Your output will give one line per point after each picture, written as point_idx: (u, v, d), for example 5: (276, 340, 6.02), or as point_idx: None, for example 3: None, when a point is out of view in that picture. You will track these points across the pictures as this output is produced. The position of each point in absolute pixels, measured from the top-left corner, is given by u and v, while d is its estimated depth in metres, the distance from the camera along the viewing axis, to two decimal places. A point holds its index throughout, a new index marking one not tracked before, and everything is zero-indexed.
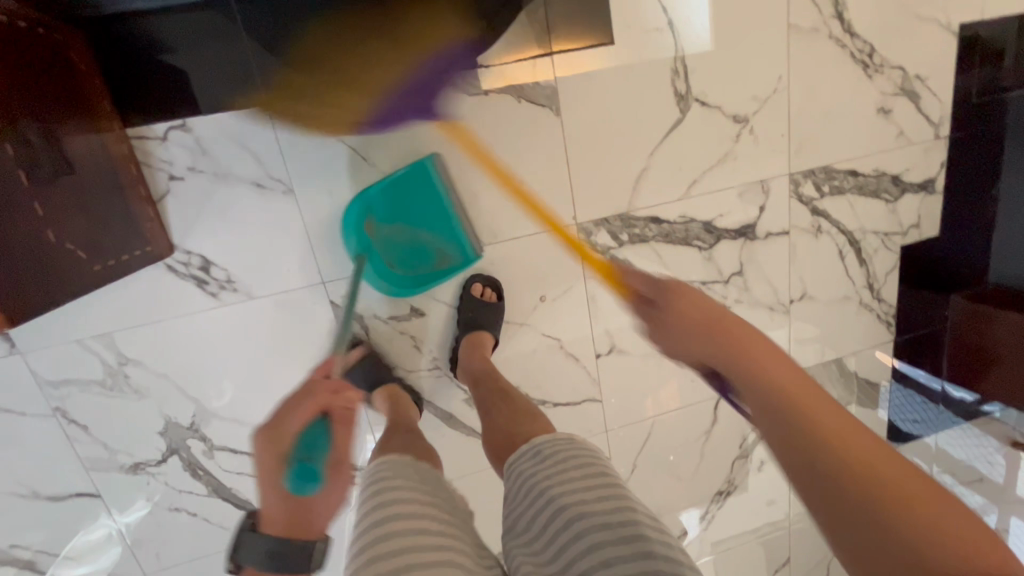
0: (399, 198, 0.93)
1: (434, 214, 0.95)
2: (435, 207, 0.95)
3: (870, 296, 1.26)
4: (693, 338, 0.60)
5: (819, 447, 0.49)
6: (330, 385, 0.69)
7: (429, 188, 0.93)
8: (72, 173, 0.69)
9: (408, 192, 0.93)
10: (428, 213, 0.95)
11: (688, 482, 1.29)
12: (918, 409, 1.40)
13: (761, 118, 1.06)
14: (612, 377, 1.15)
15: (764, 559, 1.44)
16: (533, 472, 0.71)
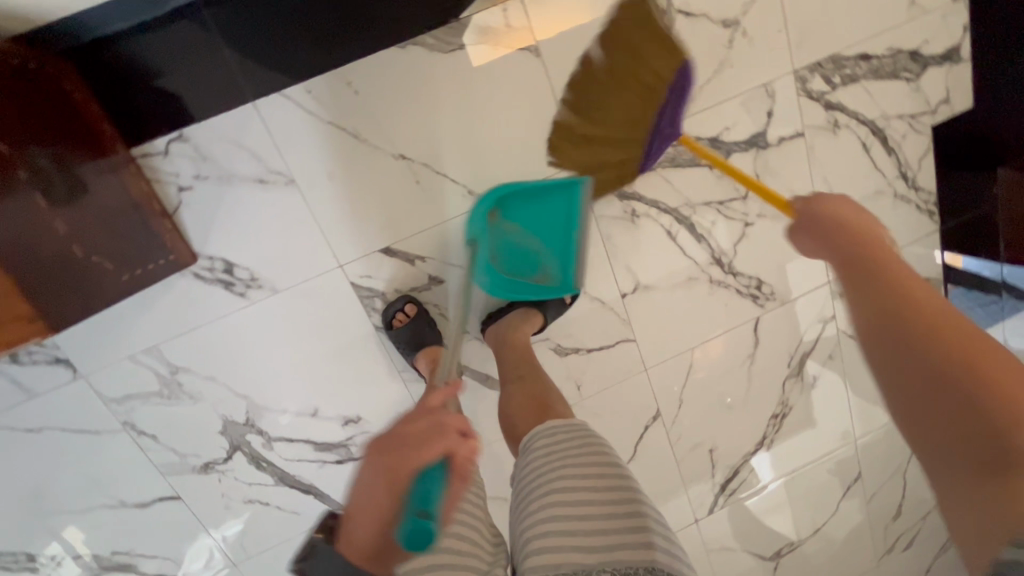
0: (533, 199, 0.97)
1: (555, 223, 0.98)
2: (555, 217, 0.97)
3: (905, 186, 1.19)
4: (887, 306, 0.54)
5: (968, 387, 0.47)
6: (459, 424, 0.54)
7: (560, 201, 0.96)
8: (87, 193, 0.74)
9: (542, 197, 0.96)
10: (548, 222, 0.98)
11: (740, 408, 1.27)
12: (971, 300, 1.30)
13: (752, 17, 1.00)
14: (641, 314, 1.13)
15: (835, 477, 1.40)
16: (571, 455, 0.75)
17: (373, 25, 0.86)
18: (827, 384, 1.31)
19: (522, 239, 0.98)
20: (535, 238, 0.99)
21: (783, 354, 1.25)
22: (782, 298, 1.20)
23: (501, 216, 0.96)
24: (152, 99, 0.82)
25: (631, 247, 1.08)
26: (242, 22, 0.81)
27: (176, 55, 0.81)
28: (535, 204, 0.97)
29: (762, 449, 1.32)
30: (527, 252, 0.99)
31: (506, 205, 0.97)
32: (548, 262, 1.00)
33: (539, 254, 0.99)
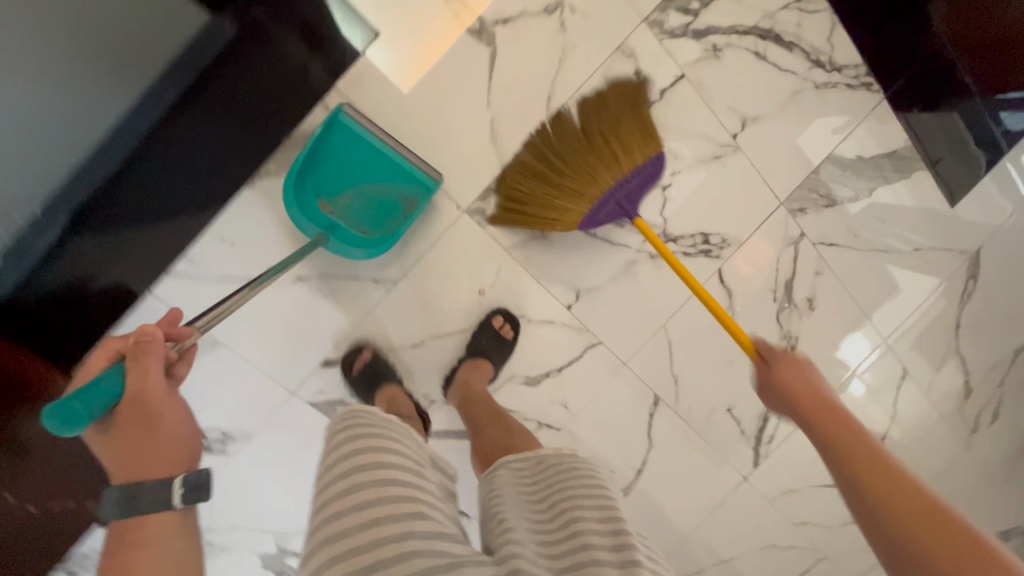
0: (337, 160, 0.94)
1: (371, 160, 0.95)
2: (363, 154, 0.95)
3: (823, 72, 1.07)
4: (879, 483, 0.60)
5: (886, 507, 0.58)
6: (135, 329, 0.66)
7: (352, 140, 0.93)
8: (30, 453, 0.87)
9: (342, 151, 0.94)
10: (366, 165, 0.95)
11: (742, 360, 1.21)
12: (953, 149, 1.16)
13: None
14: (596, 316, 1.11)
15: (875, 382, 1.33)
16: (558, 472, 0.71)
17: (214, 174, 0.89)
18: (826, 300, 1.22)
19: (365, 199, 0.97)
20: (373, 187, 0.97)
21: (766, 291, 1.18)
22: (737, 240, 1.13)
23: (329, 202, 0.96)
24: (74, 317, 0.88)
25: (555, 260, 1.06)
26: (136, 201, 0.87)
27: (94, 258, 0.87)
28: (341, 166, 0.95)
29: None
30: (380, 202, 0.97)
31: (324, 191, 0.95)
32: (400, 190, 0.97)
33: (386, 194, 0.97)
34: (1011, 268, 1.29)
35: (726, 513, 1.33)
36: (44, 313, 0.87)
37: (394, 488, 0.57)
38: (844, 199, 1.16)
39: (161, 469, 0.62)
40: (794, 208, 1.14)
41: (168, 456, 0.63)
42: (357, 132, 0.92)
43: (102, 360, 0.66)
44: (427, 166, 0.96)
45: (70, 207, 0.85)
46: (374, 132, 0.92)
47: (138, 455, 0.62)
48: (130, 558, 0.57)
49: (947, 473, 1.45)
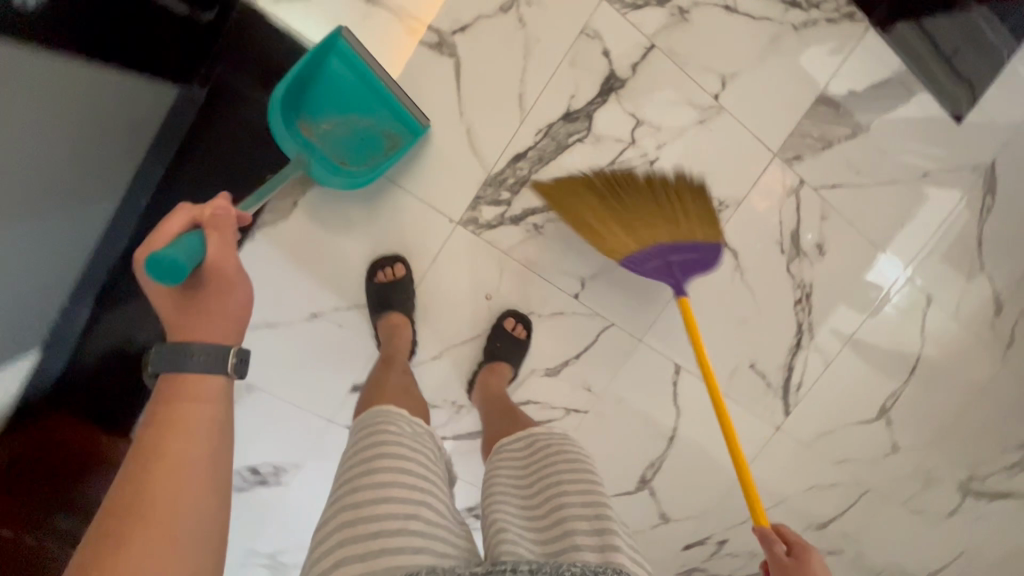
0: (323, 90, 0.89)
1: (362, 90, 0.90)
2: (354, 83, 0.89)
3: (799, 13, 1.03)
4: None
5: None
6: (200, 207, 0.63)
7: (344, 68, 0.87)
8: None
9: (330, 80, 0.88)
10: (354, 95, 0.90)
11: (758, 316, 1.22)
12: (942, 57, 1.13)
13: None
14: (604, 300, 1.12)
15: (898, 314, 1.31)
16: (555, 464, 0.74)
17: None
18: (836, 242, 1.21)
19: (348, 128, 0.91)
20: (360, 118, 0.91)
21: (771, 246, 1.17)
22: (735, 200, 1.11)
23: (311, 125, 0.89)
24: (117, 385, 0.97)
25: (555, 254, 1.07)
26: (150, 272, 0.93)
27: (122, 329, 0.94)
28: (327, 92, 0.89)
29: (804, 335, 1.26)
30: (364, 134, 0.92)
31: (306, 113, 0.89)
32: (387, 125, 0.93)
33: (371, 128, 0.92)
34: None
35: (763, 462, 1.36)
36: (89, 387, 0.95)
37: (385, 461, 0.62)
38: (841, 137, 1.12)
39: (217, 335, 0.59)
40: (790, 157, 1.11)
41: (229, 329, 0.60)
42: (354, 60, 0.87)
43: (177, 226, 0.61)
44: (417, 113, 0.93)
45: (92, 288, 0.89)
46: (371, 65, 0.88)
47: (199, 326, 0.58)
48: (184, 411, 0.54)
49: (985, 388, 1.44)
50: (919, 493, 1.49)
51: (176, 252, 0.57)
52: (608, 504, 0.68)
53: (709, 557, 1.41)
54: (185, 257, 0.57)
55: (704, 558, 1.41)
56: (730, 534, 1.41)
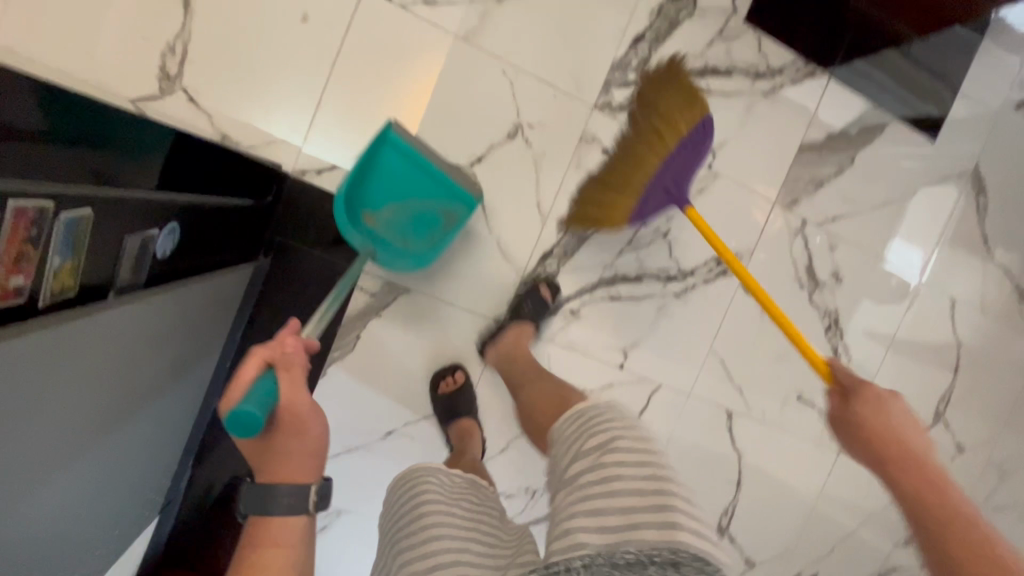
0: (387, 177, 0.95)
1: (419, 179, 0.96)
2: (412, 170, 0.95)
3: (766, 82, 1.15)
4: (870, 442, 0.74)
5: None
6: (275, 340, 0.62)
7: (403, 156, 0.94)
8: None
9: (392, 172, 0.95)
10: (414, 179, 0.96)
11: (794, 351, 1.28)
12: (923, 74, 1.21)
13: (526, 110, 1.05)
14: (649, 364, 1.20)
15: (929, 319, 1.36)
16: (589, 450, 0.70)
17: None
18: (849, 268, 1.29)
19: (405, 213, 0.98)
20: (414, 199, 0.97)
21: (791, 284, 1.25)
22: (747, 251, 1.20)
23: (371, 214, 0.97)
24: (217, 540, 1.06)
25: (595, 333, 1.16)
26: None
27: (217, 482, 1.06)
28: (388, 180, 0.96)
29: (842, 357, 1.32)
30: (421, 214, 0.99)
31: (367, 203, 0.97)
32: (445, 204, 0.99)
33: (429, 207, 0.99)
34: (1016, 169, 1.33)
35: (835, 488, 1.38)
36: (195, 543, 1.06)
37: (431, 523, 0.66)
38: (828, 175, 1.23)
39: (303, 472, 0.61)
40: (788, 202, 1.21)
41: (305, 466, 0.61)
42: (409, 149, 0.93)
43: (252, 368, 0.58)
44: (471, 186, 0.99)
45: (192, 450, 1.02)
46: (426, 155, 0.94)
47: (280, 462, 0.60)
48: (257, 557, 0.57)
49: None
50: (999, 489, 1.48)
51: (252, 405, 0.55)
52: (668, 484, 0.65)
53: None
54: (264, 411, 0.56)
55: None
56: (819, 564, 1.41)
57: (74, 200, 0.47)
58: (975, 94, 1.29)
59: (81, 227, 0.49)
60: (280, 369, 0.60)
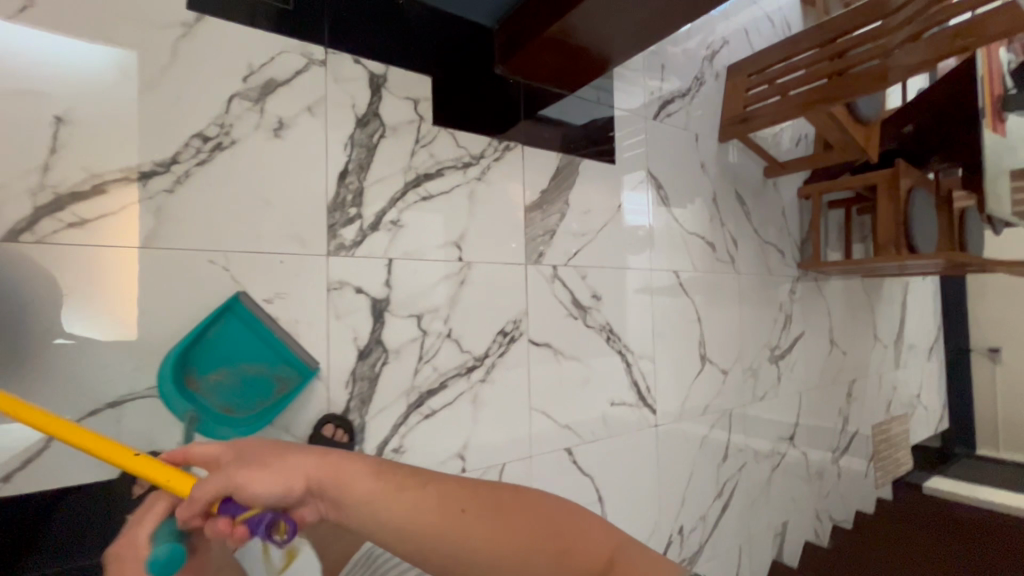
0: (218, 345, 0.91)
1: (255, 343, 0.95)
2: (256, 339, 0.95)
3: (475, 168, 1.26)
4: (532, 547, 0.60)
5: (473, 553, 0.59)
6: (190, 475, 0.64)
7: (243, 326, 0.94)
8: None
9: (237, 343, 0.93)
10: (247, 345, 0.94)
11: (594, 375, 1.47)
12: (585, 114, 1.51)
13: (251, 286, 0.96)
14: (489, 452, 1.24)
15: (667, 297, 1.71)
16: None
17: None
18: (602, 286, 1.51)
19: (235, 380, 0.92)
20: (248, 363, 0.94)
21: (568, 321, 1.41)
22: (523, 314, 1.32)
23: (198, 376, 0.89)
24: None
25: (425, 452, 1.14)
26: None
27: None
28: (221, 347, 0.92)
29: (627, 354, 1.56)
30: (253, 379, 0.94)
31: (196, 364, 0.89)
32: (279, 370, 0.97)
33: (259, 373, 0.95)
34: (672, 165, 1.77)
35: (666, 453, 1.65)
36: None
37: None
38: (557, 222, 1.41)
39: None
40: (536, 258, 1.36)
41: None
42: (254, 317, 0.94)
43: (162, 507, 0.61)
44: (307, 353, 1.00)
45: None
46: (268, 322, 0.96)
47: None
48: None
49: (738, 294, 1.97)
50: (754, 385, 1.99)
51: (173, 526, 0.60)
52: None
53: (680, 547, 1.69)
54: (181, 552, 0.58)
55: (678, 552, 1.68)
56: (677, 516, 1.68)
57: None
58: (631, 116, 1.65)
59: None
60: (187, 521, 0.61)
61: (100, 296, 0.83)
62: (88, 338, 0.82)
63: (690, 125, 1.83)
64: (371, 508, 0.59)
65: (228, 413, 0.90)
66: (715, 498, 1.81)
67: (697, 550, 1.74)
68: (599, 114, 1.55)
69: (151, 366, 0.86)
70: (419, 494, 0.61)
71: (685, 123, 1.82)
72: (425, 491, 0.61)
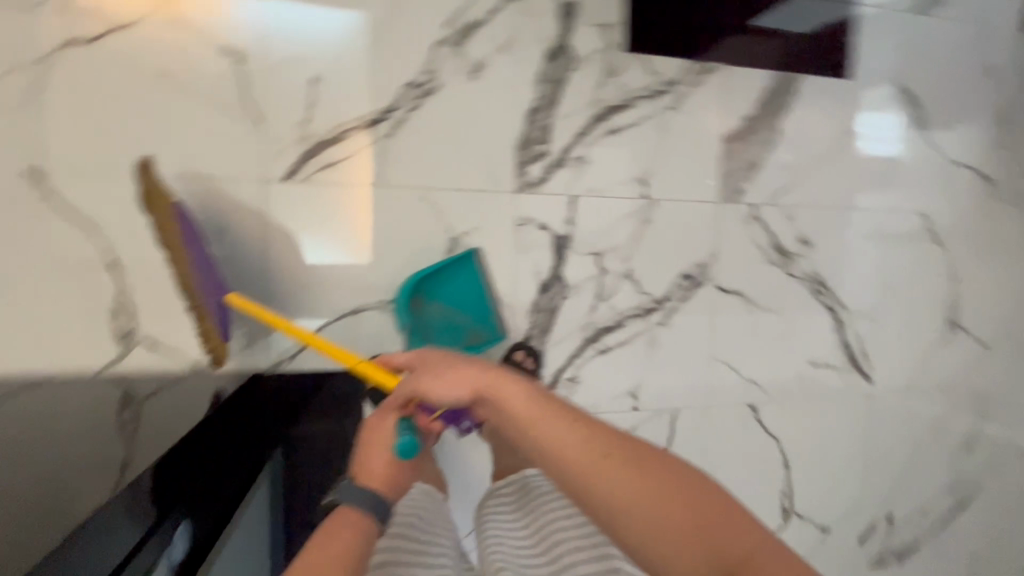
0: (442, 282, 1.07)
1: (471, 296, 1.08)
2: (473, 293, 1.08)
3: (668, 95, 1.16)
4: None
5: (611, 498, 0.59)
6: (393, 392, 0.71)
7: (468, 277, 1.08)
8: None
9: (456, 288, 1.08)
10: (465, 295, 1.08)
11: (792, 329, 1.30)
12: (815, 17, 1.24)
13: (451, 220, 1.08)
14: (662, 394, 1.22)
15: (907, 245, 1.38)
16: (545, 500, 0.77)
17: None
18: (815, 230, 1.29)
19: (445, 319, 1.07)
20: (459, 312, 1.08)
21: (765, 268, 1.26)
22: (711, 257, 1.22)
23: (422, 302, 1.07)
24: None
25: (598, 385, 1.18)
26: None
27: None
28: (446, 285, 1.07)
29: (840, 311, 1.33)
30: (455, 326, 1.08)
31: (424, 292, 1.07)
32: (477, 326, 1.09)
33: (463, 323, 1.08)
34: (938, 72, 1.36)
35: (880, 429, 1.40)
36: None
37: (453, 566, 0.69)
38: (762, 153, 1.23)
39: None
40: (732, 196, 1.22)
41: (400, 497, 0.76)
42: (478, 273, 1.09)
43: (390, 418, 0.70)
44: (502, 326, 1.11)
45: None
46: (488, 283, 1.10)
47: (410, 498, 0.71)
48: None
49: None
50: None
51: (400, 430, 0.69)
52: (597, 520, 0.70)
53: (887, 537, 1.46)
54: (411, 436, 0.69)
55: (883, 541, 1.46)
56: (886, 500, 1.44)
57: None
58: (881, 12, 1.30)
59: None
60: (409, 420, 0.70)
61: (344, 224, 1.03)
62: (336, 259, 1.04)
63: (971, 15, 1.37)
64: (529, 427, 0.62)
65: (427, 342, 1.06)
66: (945, 492, 1.49)
67: (911, 545, 1.49)
68: (834, 15, 1.26)
69: (377, 284, 1.06)
70: (567, 428, 0.62)
71: (963, 14, 1.37)
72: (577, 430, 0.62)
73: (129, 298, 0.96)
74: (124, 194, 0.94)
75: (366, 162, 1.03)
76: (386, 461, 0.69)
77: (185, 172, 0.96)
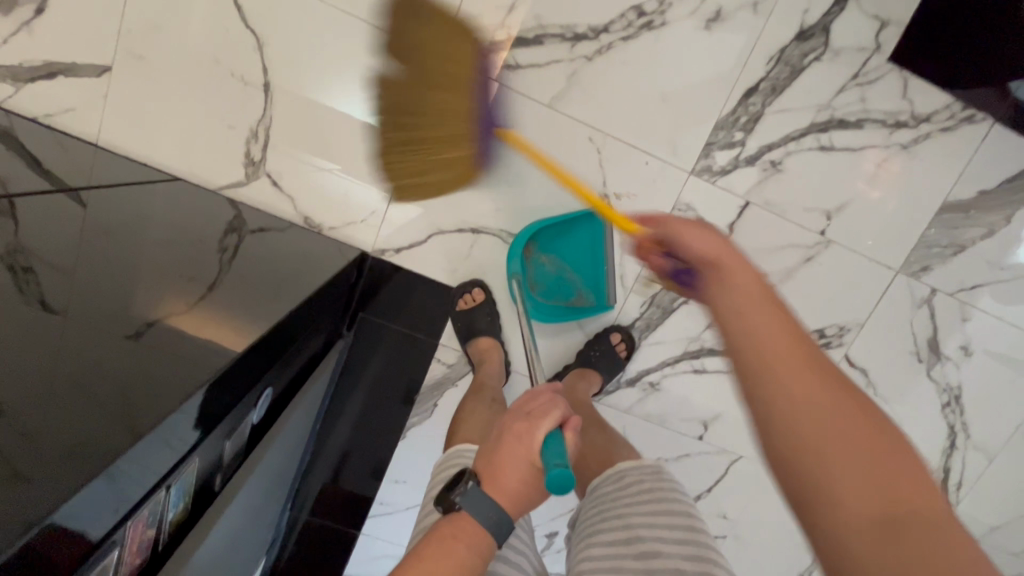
0: (563, 232, 0.99)
1: (590, 257, 0.98)
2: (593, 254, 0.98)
3: (907, 131, 0.97)
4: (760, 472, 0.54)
5: (773, 398, 0.45)
6: (547, 395, 0.59)
7: (593, 235, 0.97)
8: None
9: (576, 243, 0.99)
10: (582, 255, 0.99)
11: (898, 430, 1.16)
12: None
13: (610, 176, 0.96)
14: (733, 436, 1.13)
15: None
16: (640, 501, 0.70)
17: (363, 417, 1.08)
18: (983, 344, 1.11)
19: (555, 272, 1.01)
20: (571, 270, 1.00)
21: (907, 359, 1.10)
22: (856, 324, 1.07)
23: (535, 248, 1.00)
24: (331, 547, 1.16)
25: (676, 401, 1.10)
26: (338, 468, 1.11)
27: (329, 508, 1.13)
28: (567, 237, 0.99)
29: (959, 435, 1.17)
30: (562, 282, 1.02)
31: (540, 239, 0.99)
32: (583, 289, 1.01)
33: (571, 281, 1.01)
34: None
35: None
36: (315, 547, 1.16)
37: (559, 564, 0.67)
38: (975, 238, 1.03)
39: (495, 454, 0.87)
40: (916, 271, 1.05)
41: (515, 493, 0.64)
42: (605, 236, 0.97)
43: (543, 426, 0.56)
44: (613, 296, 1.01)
45: (309, 473, 1.10)
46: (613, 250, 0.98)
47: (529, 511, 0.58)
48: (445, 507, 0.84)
49: None
50: None
51: (552, 457, 0.53)
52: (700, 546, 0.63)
53: None
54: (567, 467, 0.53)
55: None
56: None
57: (164, 476, 0.43)
58: None
59: (158, 506, 0.43)
60: (561, 435, 0.56)
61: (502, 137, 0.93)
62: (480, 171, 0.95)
63: None
64: (732, 302, 0.50)
65: (531, 290, 1.01)
66: None
67: None
68: None
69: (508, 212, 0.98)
70: (770, 313, 0.49)
71: None
72: (781, 329, 0.48)
73: (269, 128, 0.91)
74: (302, 15, 0.86)
75: (502, 60, 0.90)
76: (520, 477, 0.55)
77: (370, 16, 0.87)
